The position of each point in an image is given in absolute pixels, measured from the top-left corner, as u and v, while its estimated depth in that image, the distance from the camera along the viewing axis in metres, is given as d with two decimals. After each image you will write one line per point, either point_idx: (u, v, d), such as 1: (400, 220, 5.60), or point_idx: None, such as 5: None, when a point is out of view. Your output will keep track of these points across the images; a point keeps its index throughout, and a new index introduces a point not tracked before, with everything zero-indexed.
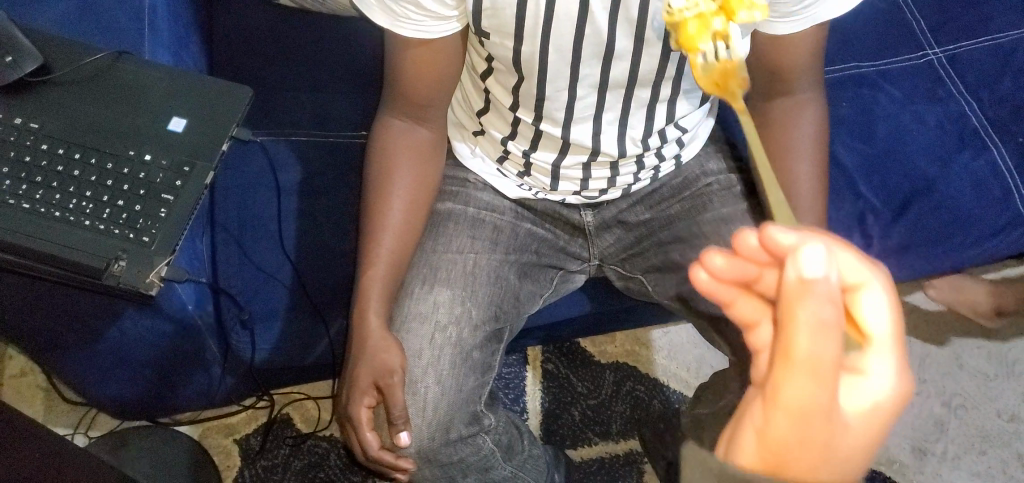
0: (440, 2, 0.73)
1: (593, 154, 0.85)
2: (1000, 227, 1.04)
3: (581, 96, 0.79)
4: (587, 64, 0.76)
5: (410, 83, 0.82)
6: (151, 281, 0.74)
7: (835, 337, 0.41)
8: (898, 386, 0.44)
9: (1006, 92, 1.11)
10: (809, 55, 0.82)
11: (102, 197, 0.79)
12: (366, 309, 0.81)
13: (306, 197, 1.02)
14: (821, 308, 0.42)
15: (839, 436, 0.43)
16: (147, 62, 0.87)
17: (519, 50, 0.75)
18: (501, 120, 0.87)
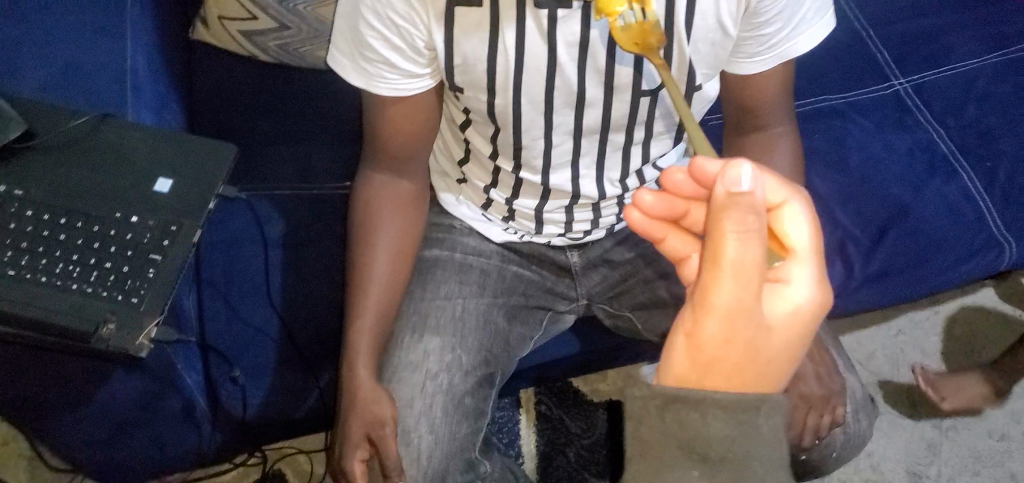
0: (413, 60, 0.76)
1: (573, 198, 0.87)
2: (976, 249, 1.06)
3: (557, 144, 0.81)
4: (560, 112, 0.78)
5: (391, 137, 0.83)
6: (141, 343, 0.75)
7: (757, 241, 0.49)
8: (814, 290, 0.53)
9: (970, 119, 1.15)
10: (777, 90, 0.84)
11: (89, 260, 0.79)
12: (355, 362, 0.81)
13: (293, 250, 1.02)
14: (747, 218, 0.49)
15: (762, 330, 0.52)
16: (131, 125, 0.88)
17: (492, 103, 0.78)
18: (481, 169, 0.88)
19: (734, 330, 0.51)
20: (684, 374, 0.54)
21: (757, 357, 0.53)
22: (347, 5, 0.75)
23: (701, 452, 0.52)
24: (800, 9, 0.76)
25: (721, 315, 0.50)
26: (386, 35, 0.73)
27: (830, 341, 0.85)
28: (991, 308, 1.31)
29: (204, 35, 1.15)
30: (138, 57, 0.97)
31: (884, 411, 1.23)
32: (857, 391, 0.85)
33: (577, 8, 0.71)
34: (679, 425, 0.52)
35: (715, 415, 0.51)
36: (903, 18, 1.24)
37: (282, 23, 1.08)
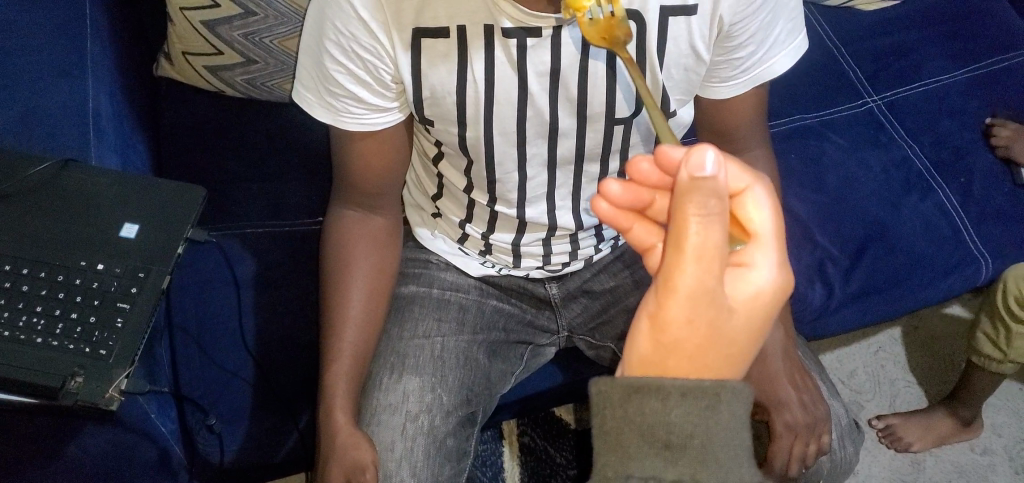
0: (380, 95, 0.74)
1: (549, 230, 0.86)
2: (954, 265, 1.06)
3: (532, 176, 0.80)
4: (533, 143, 0.77)
5: (362, 174, 0.82)
6: (112, 396, 0.72)
7: (719, 226, 0.47)
8: (775, 273, 0.52)
9: (943, 134, 1.16)
10: (752, 115, 0.82)
11: (53, 311, 0.76)
12: (332, 406, 0.79)
13: (266, 289, 1.00)
14: (709, 203, 0.46)
15: (722, 313, 0.50)
16: (95, 169, 0.85)
17: (463, 135, 0.77)
18: (456, 204, 0.87)
19: (695, 313, 0.49)
20: (646, 358, 0.52)
21: (719, 339, 0.51)
22: (310, 39, 0.73)
23: (663, 440, 0.51)
24: (773, 31, 0.74)
25: (682, 299, 0.49)
26: (352, 69, 0.72)
27: (813, 367, 0.85)
28: (969, 322, 1.32)
29: (169, 70, 1.12)
30: (101, 94, 0.94)
31: (868, 429, 1.22)
32: (842, 416, 0.84)
33: (547, 36, 0.70)
34: (641, 416, 0.51)
35: (676, 402, 0.50)
36: (873, 36, 1.25)
37: (249, 57, 1.06)
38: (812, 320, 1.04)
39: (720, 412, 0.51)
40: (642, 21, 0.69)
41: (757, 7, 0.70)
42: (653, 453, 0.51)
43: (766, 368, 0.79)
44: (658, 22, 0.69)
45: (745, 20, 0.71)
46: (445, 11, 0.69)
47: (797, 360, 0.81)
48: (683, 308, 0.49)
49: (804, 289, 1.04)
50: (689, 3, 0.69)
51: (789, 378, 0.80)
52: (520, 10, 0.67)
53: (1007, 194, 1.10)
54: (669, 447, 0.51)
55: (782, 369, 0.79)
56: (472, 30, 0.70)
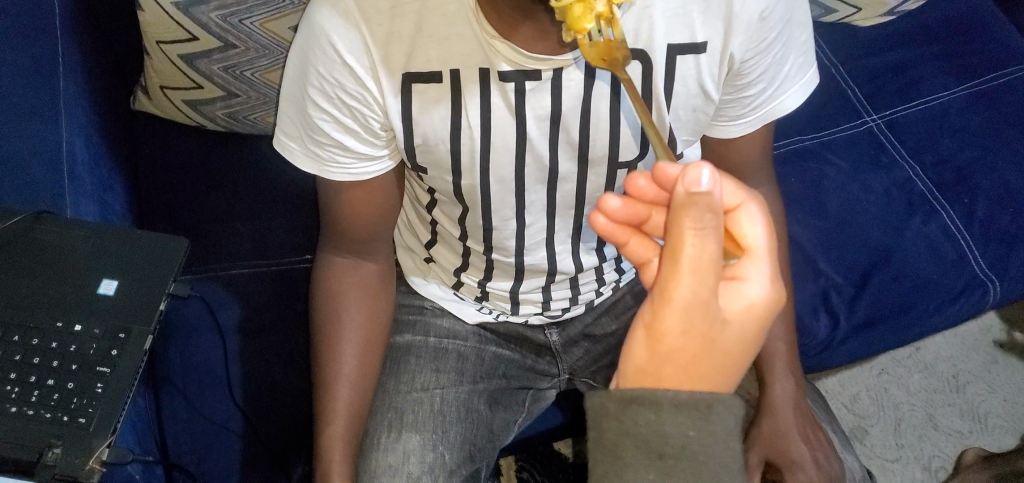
0: (369, 143, 0.71)
1: (549, 276, 0.83)
2: (960, 291, 1.04)
3: (530, 223, 0.76)
4: (532, 189, 0.73)
5: (351, 225, 0.78)
6: (92, 467, 0.68)
7: (716, 239, 0.46)
8: (770, 286, 0.50)
9: (946, 153, 1.13)
10: (758, 152, 0.79)
11: (28, 378, 0.72)
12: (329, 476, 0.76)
13: (252, 337, 0.96)
14: (704, 216, 0.45)
15: (717, 324, 0.49)
16: (70, 222, 0.81)
17: (458, 183, 0.73)
18: (451, 251, 0.84)
19: (691, 325, 0.48)
20: (640, 368, 0.51)
21: (713, 353, 0.50)
22: (291, 86, 0.69)
23: (658, 452, 0.49)
24: (784, 67, 0.70)
25: (678, 310, 0.48)
26: (337, 116, 0.68)
27: (825, 421, 0.84)
28: (971, 342, 1.30)
29: (146, 105, 1.08)
30: (75, 139, 0.89)
31: (872, 455, 1.20)
32: (856, 469, 0.82)
33: (547, 80, 0.66)
34: (637, 427, 0.50)
35: (669, 415, 0.49)
36: (871, 53, 1.23)
37: (230, 91, 1.02)
38: (816, 354, 1.03)
39: (714, 423, 0.49)
40: (648, 60, 0.66)
41: (769, 43, 0.67)
42: (647, 468, 0.50)
43: (777, 421, 0.79)
44: (666, 62, 0.66)
45: (756, 57, 0.68)
46: (437, 54, 0.65)
47: (808, 412, 0.81)
48: (678, 319, 0.48)
49: (809, 321, 1.02)
50: (699, 40, 0.65)
51: (802, 433, 0.79)
52: (514, 50, 0.63)
53: (1013, 215, 1.07)
54: (665, 461, 0.50)
55: (794, 423, 0.79)
56: (466, 75, 0.66)
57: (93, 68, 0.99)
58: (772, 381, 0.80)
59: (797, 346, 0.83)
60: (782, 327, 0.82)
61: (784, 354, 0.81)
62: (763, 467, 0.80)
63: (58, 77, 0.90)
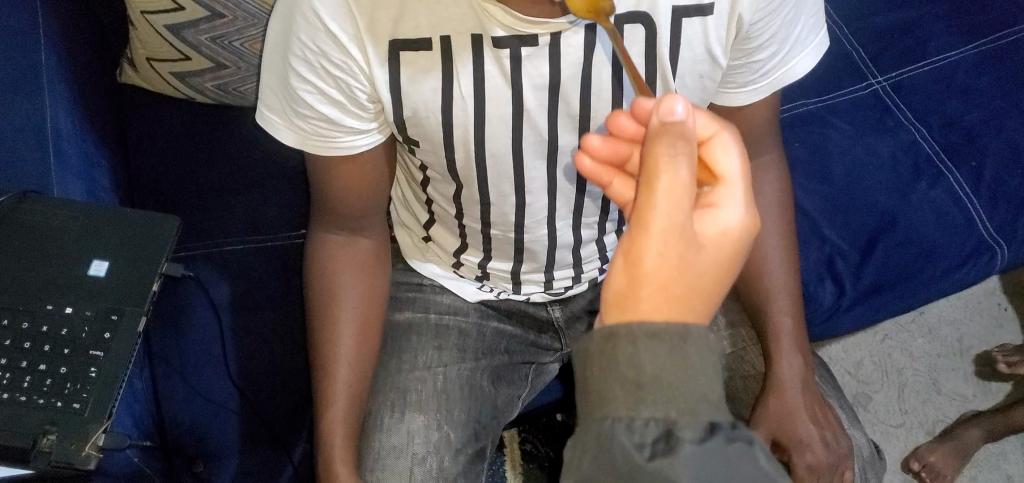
0: (355, 115, 0.67)
1: (549, 254, 0.80)
2: (966, 256, 1.02)
3: (530, 201, 0.74)
4: (531, 165, 0.70)
5: (345, 203, 0.76)
6: (88, 453, 0.67)
7: (689, 166, 0.46)
8: (744, 215, 0.49)
9: (953, 115, 1.10)
10: (766, 121, 0.77)
11: (19, 363, 0.70)
12: (333, 459, 0.76)
13: (248, 316, 0.94)
14: (678, 144, 0.45)
15: (695, 250, 0.48)
16: (56, 202, 0.78)
17: (452, 158, 0.70)
18: (449, 233, 0.82)
19: (669, 251, 0.47)
20: (619, 297, 0.48)
21: (694, 281, 0.48)
22: (274, 56, 0.66)
23: (635, 381, 0.45)
24: (795, 29, 0.68)
25: (655, 234, 0.46)
26: (323, 88, 0.65)
27: (833, 398, 0.84)
28: (976, 305, 1.29)
29: (133, 77, 1.04)
30: (59, 114, 0.87)
31: (876, 421, 1.20)
32: (864, 446, 0.82)
33: (544, 45, 0.63)
34: (613, 362, 0.46)
35: (645, 342, 0.46)
36: (877, 12, 1.20)
37: (218, 62, 0.98)
38: (822, 321, 1.00)
39: (690, 349, 0.46)
40: (651, 24, 0.63)
41: (779, 4, 0.64)
42: (624, 402, 0.46)
43: (783, 402, 0.79)
44: (671, 24, 0.63)
45: (765, 18, 0.65)
46: (426, 19, 0.62)
47: (817, 392, 0.81)
48: (656, 244, 0.47)
49: (814, 288, 1.01)
50: (705, 2, 0.63)
51: (809, 413, 0.79)
52: (511, 15, 0.61)
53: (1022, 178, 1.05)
54: (643, 392, 0.46)
55: (800, 402, 0.79)
56: (459, 42, 0.63)
57: (74, 40, 0.95)
58: (778, 358, 0.80)
59: (806, 324, 0.83)
60: (789, 303, 0.82)
61: (792, 331, 0.81)
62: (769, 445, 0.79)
63: (41, 53, 0.87)
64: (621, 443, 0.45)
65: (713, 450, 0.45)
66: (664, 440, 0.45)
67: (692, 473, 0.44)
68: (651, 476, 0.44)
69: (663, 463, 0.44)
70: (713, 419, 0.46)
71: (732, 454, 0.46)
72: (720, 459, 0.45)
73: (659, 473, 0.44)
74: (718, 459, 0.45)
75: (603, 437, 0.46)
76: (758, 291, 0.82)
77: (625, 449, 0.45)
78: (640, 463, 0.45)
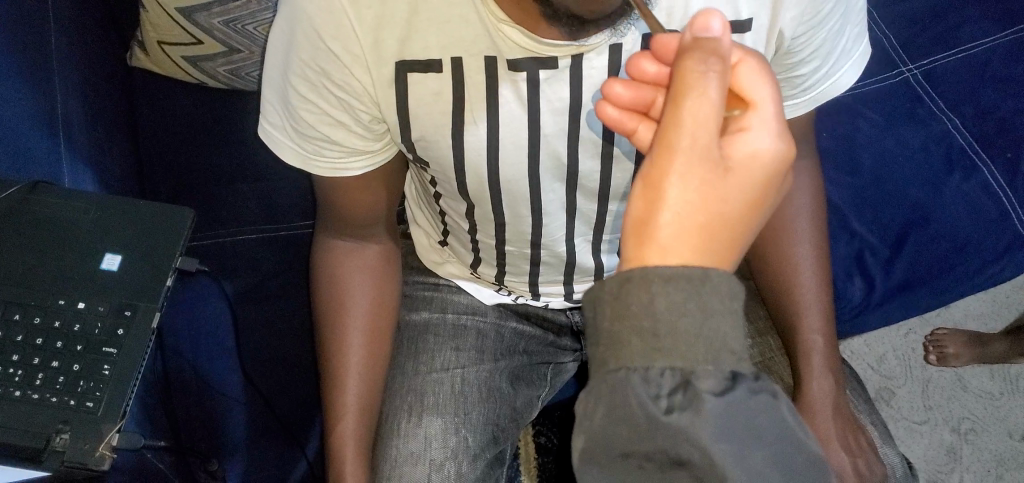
0: (360, 137, 0.65)
1: (567, 268, 0.77)
2: (1004, 250, 0.98)
3: (547, 222, 0.70)
4: (549, 188, 0.67)
5: (356, 212, 0.73)
6: (102, 453, 0.65)
7: (721, 84, 0.42)
8: (778, 143, 0.45)
9: (988, 105, 1.05)
10: (799, 129, 0.74)
11: (32, 360, 0.68)
12: (343, 472, 0.75)
13: (260, 308, 0.93)
14: (710, 59, 0.42)
15: (720, 176, 0.44)
16: (68, 193, 0.77)
17: (463, 183, 0.67)
18: (462, 245, 0.79)
19: (694, 173, 0.43)
20: (639, 225, 0.44)
21: (717, 213, 0.44)
22: (273, 70, 0.63)
23: (650, 328, 0.41)
24: (840, 40, 0.65)
25: (681, 153, 0.43)
26: (323, 107, 0.62)
27: (863, 414, 0.82)
28: (1003, 298, 1.26)
29: (144, 61, 1.01)
30: (69, 104, 0.85)
31: (899, 416, 1.18)
32: (898, 466, 0.79)
33: (564, 68, 0.59)
34: (630, 310, 0.42)
35: (662, 288, 0.41)
36: None
37: (231, 46, 0.95)
38: (850, 318, 1.00)
39: (711, 280, 0.42)
40: None
41: (823, 16, 0.61)
42: (641, 353, 0.42)
43: (813, 422, 0.77)
44: None
45: (807, 33, 0.62)
46: (437, 41, 0.58)
47: (848, 419, 0.78)
48: (680, 166, 0.43)
49: (841, 284, 1.00)
50: (744, 17, 0.59)
51: (839, 429, 0.77)
52: (528, 38, 0.56)
53: None
54: (661, 343, 0.41)
55: (829, 418, 0.77)
56: (471, 64, 0.59)
57: (82, 40, 0.92)
58: (809, 377, 0.78)
59: (837, 335, 0.80)
60: (820, 315, 0.79)
61: (822, 347, 0.78)
62: None
63: (51, 58, 0.84)
64: (638, 398, 0.41)
65: (735, 403, 0.41)
66: (682, 390, 0.42)
67: (713, 428, 0.41)
68: (669, 431, 0.42)
69: (683, 419, 0.41)
70: (734, 368, 0.42)
71: (752, 407, 0.42)
72: (740, 411, 0.42)
73: (677, 427, 0.41)
74: (739, 413, 0.42)
75: (619, 390, 0.42)
76: (791, 296, 0.80)
77: (641, 401, 0.41)
78: (656, 416, 0.41)
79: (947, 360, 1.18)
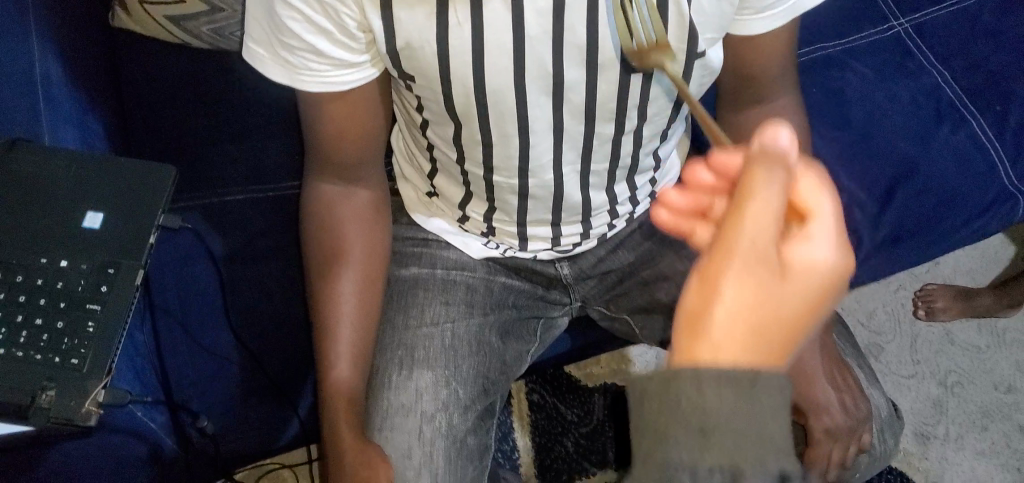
0: (345, 47, 0.63)
1: (556, 203, 0.76)
2: (987, 205, 0.98)
3: (534, 143, 0.69)
4: (536, 103, 0.66)
5: (340, 145, 0.72)
6: (88, 411, 0.65)
7: (782, 193, 0.47)
8: (832, 254, 0.50)
9: (980, 58, 1.05)
10: (783, 51, 0.74)
11: (14, 318, 0.68)
12: (337, 422, 0.74)
13: (246, 266, 0.92)
14: (775, 170, 0.48)
15: (774, 283, 0.48)
16: (46, 150, 0.76)
17: (449, 94, 0.65)
18: (452, 181, 0.78)
19: (751, 275, 0.48)
20: (695, 315, 0.49)
21: (771, 313, 0.48)
22: None
23: (698, 422, 0.45)
24: None
25: (740, 254, 0.47)
26: (307, 14, 0.60)
27: (850, 359, 0.82)
28: (993, 255, 1.27)
29: (125, 21, 1.00)
30: (47, 62, 0.83)
31: (888, 371, 1.18)
32: (882, 406, 0.81)
33: None
34: (679, 406, 0.46)
35: (712, 381, 0.45)
36: None
37: (214, 5, 0.93)
38: None
39: (761, 384, 0.46)
40: None
41: None
42: (689, 442, 0.45)
43: (802, 363, 0.76)
44: None
45: None
46: None
47: (835, 357, 0.78)
48: (740, 270, 0.48)
49: None
50: None
51: (827, 373, 0.76)
52: None
53: None
54: (709, 432, 0.45)
55: (818, 365, 0.76)
56: None
57: None
58: None
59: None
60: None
61: None
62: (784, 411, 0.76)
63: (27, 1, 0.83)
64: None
65: None
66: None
67: None
68: None
69: None
70: (781, 469, 0.46)
71: None
72: None
73: None
74: None
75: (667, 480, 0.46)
76: None
77: None
78: None
79: (936, 315, 1.19)
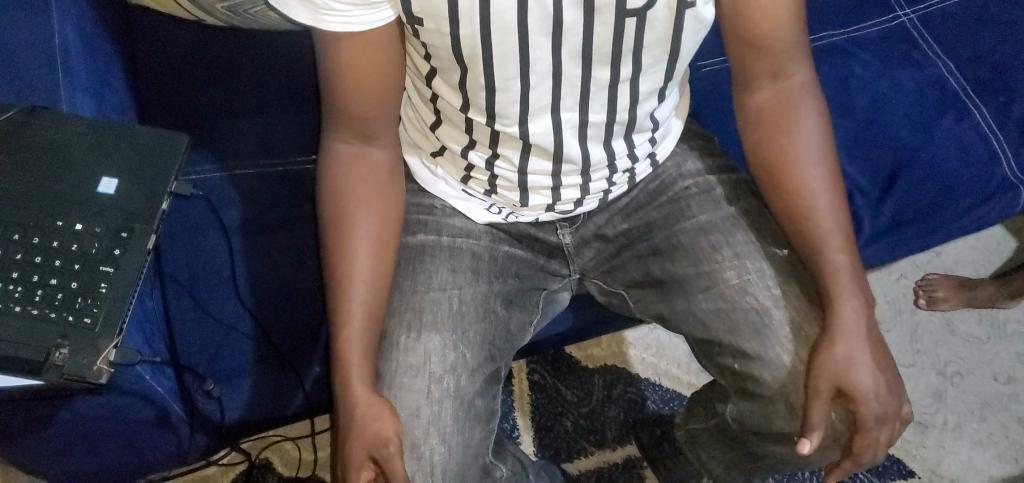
0: None
1: (556, 157, 0.78)
2: (992, 193, 1.01)
3: (535, 85, 0.71)
4: (536, 45, 0.68)
5: (353, 100, 0.75)
6: (99, 368, 0.67)
7: None
8: None
9: (984, 49, 1.07)
10: (793, 20, 0.75)
11: (32, 277, 0.70)
12: (351, 375, 0.76)
13: (256, 235, 0.94)
14: None
15: None
16: (65, 116, 0.78)
17: (456, 35, 0.67)
18: (455, 130, 0.80)
19: None
20: None
21: None
22: None
23: None
24: None
25: None
26: None
27: None
28: (995, 247, 1.28)
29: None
30: (66, 32, 0.86)
31: None
32: None
33: None
34: None
35: None
36: None
37: None
38: None
39: None
40: None
41: None
42: None
43: (849, 344, 0.75)
44: None
45: None
46: None
47: (875, 336, 0.77)
48: None
49: None
50: None
51: (872, 351, 0.76)
52: None
53: None
54: None
55: (864, 343, 0.75)
56: None
57: None
58: (839, 298, 0.77)
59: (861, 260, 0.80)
60: (842, 238, 0.79)
61: (846, 266, 0.78)
62: (831, 394, 0.74)
63: None
64: None
65: None
66: None
67: None
68: None
69: None
70: None
71: None
72: None
73: None
74: None
75: None
76: (812, 221, 0.80)
77: None
78: None
79: (936, 304, 1.20)
